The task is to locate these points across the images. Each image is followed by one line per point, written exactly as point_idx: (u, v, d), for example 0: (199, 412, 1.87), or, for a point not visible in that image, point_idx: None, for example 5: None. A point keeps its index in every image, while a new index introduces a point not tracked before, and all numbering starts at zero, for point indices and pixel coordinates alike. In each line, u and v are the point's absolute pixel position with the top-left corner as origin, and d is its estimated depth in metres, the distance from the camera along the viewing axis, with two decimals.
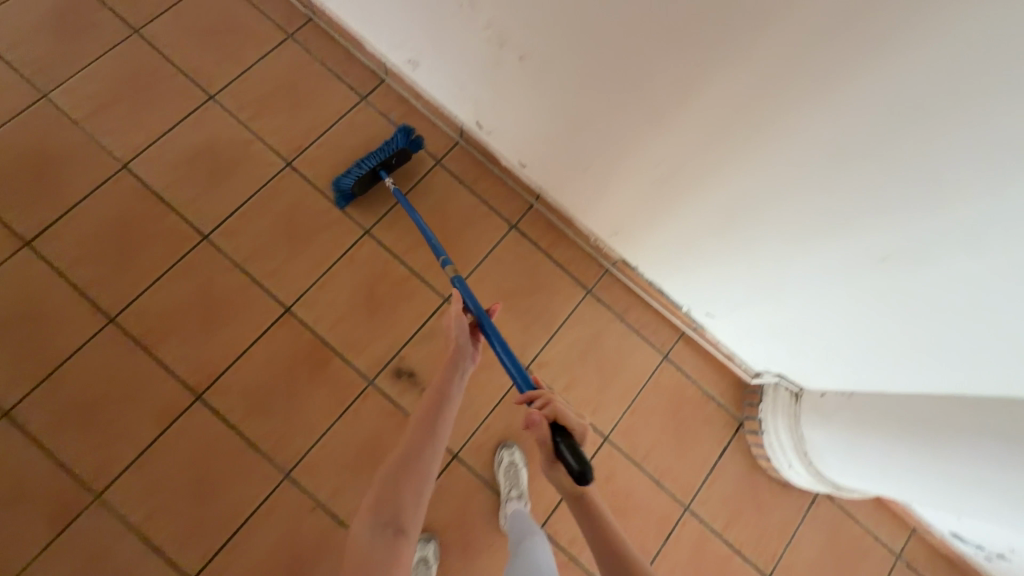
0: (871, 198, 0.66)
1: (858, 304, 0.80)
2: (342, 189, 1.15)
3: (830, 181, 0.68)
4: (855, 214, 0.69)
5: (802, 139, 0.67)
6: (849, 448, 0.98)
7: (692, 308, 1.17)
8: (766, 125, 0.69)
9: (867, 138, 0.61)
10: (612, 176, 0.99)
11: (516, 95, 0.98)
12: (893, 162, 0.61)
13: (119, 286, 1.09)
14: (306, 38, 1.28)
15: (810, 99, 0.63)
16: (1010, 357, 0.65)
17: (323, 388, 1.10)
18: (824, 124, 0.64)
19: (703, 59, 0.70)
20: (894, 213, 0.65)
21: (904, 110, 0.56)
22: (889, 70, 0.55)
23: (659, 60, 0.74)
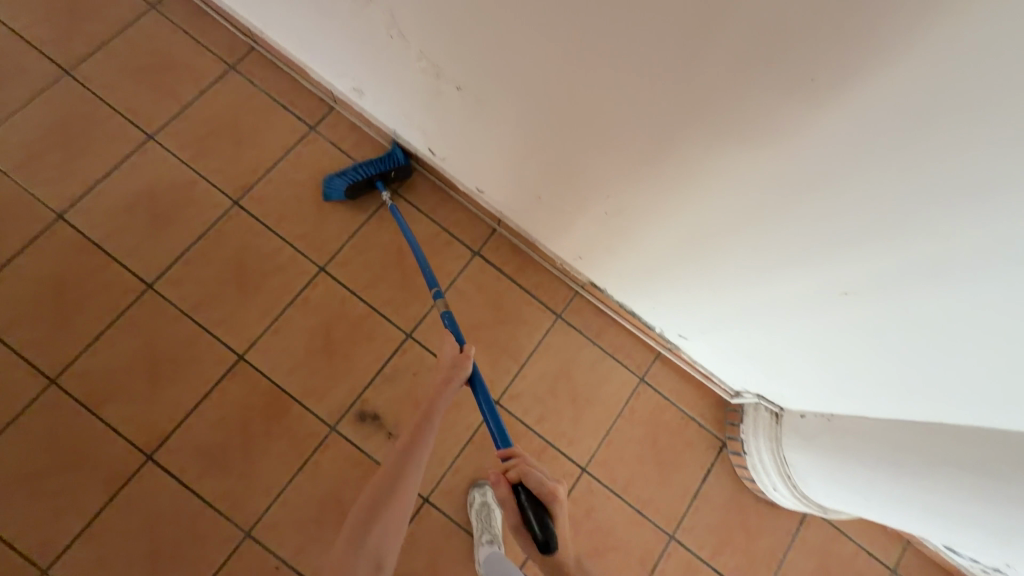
0: (836, 227, 0.61)
1: (823, 332, 0.77)
2: (332, 188, 1.13)
3: (781, 215, 0.65)
4: (821, 243, 0.65)
5: (747, 174, 0.64)
6: (832, 474, 0.93)
7: (666, 330, 1.12)
8: (710, 161, 0.66)
9: (811, 174, 0.58)
10: (572, 202, 0.94)
11: (462, 125, 0.93)
12: (854, 192, 0.56)
13: (60, 344, 1.04)
14: (248, 69, 1.22)
15: (748, 136, 0.60)
16: (982, 390, 0.62)
17: (282, 439, 1.05)
18: (777, 155, 0.59)
19: (637, 96, 0.65)
20: (849, 246, 0.62)
21: (846, 148, 0.53)
22: (824, 108, 0.51)
23: (594, 96, 0.70)
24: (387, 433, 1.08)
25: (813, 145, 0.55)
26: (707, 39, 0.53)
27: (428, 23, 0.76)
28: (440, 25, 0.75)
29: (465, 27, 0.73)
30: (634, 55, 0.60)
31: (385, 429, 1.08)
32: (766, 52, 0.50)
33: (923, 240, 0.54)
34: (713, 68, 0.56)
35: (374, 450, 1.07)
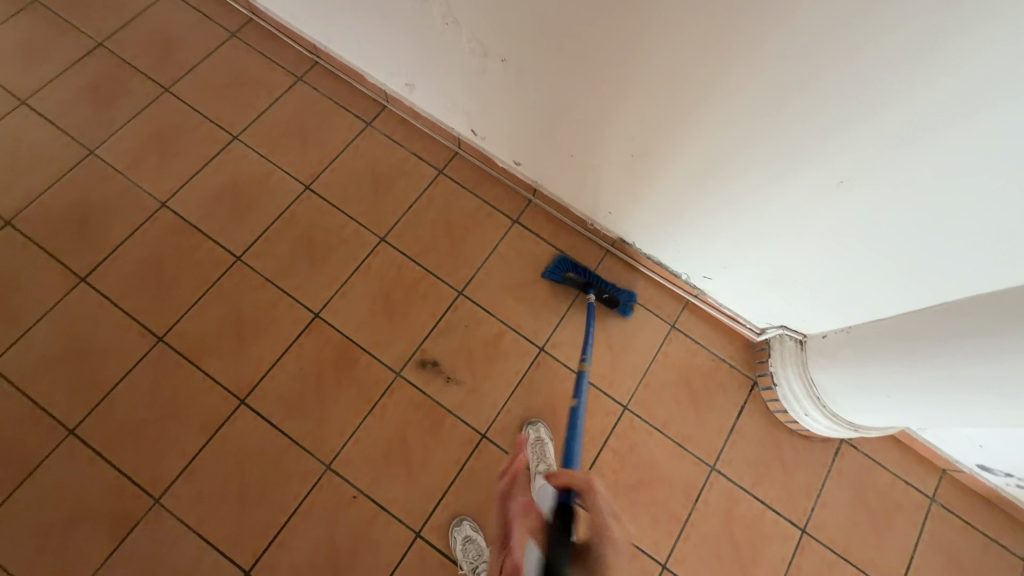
0: (827, 122, 0.74)
1: (830, 233, 0.88)
2: (561, 267, 1.27)
3: (778, 123, 0.78)
4: (817, 141, 0.77)
5: (746, 91, 0.77)
6: (857, 380, 1.02)
7: (691, 274, 1.23)
8: (715, 86, 0.79)
9: (798, 79, 0.71)
10: (598, 155, 1.08)
11: (503, 96, 1.10)
12: (838, 87, 0.69)
13: (164, 310, 1.21)
14: (312, 79, 1.43)
15: (742, 56, 0.73)
16: (971, 244, 0.74)
17: (354, 386, 1.19)
18: (771, 68, 0.72)
19: (648, 41, 0.79)
20: (839, 137, 0.74)
21: (824, 48, 0.65)
22: (799, 20, 0.64)
23: (612, 49, 0.84)
24: (446, 378, 1.21)
25: (799, 53, 0.68)
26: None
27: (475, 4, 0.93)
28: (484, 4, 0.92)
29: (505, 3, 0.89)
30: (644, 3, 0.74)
31: (443, 374, 1.21)
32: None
33: (901, 112, 0.67)
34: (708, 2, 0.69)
35: (435, 393, 1.19)
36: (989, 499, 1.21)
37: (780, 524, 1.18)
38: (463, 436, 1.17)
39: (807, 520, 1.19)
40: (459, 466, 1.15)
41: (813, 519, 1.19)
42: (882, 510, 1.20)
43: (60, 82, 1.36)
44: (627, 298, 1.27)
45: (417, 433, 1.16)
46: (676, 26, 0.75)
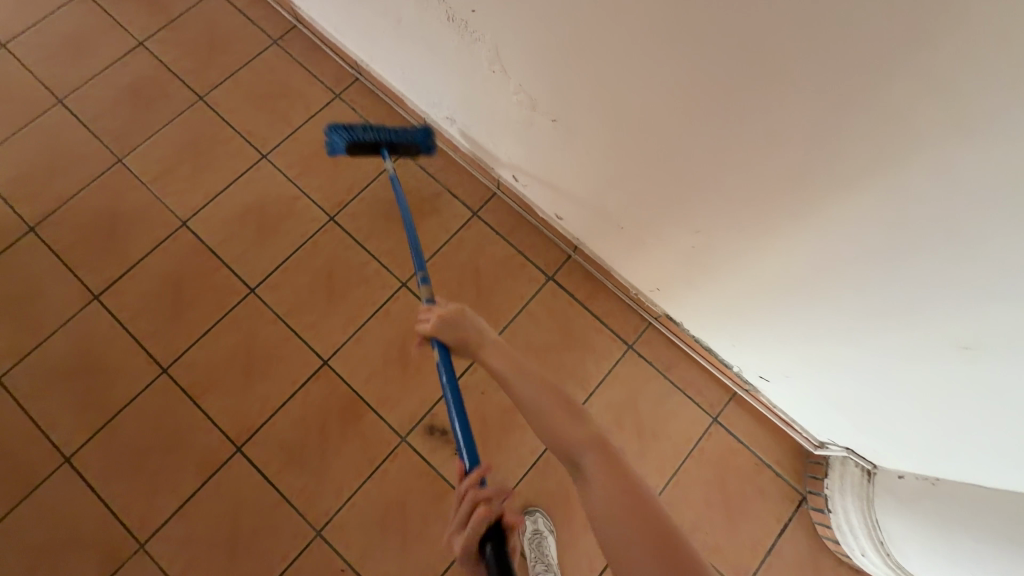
0: (964, 282, 0.57)
1: (934, 393, 0.71)
2: (333, 144, 1.08)
3: (888, 264, 0.62)
4: (943, 295, 0.60)
5: (853, 219, 0.61)
6: (937, 543, 0.85)
7: (744, 369, 1.06)
8: (814, 204, 0.64)
9: (930, 225, 0.55)
10: (654, 237, 0.93)
11: (552, 155, 0.96)
12: (991, 250, 0.52)
13: (173, 336, 1.15)
14: (352, 97, 1.33)
15: (857, 180, 0.58)
16: None
17: (356, 444, 1.10)
18: (906, 199, 0.55)
19: (735, 138, 0.65)
20: (972, 302, 0.58)
21: (976, 201, 0.50)
22: (947, 159, 0.49)
23: (689, 137, 0.70)
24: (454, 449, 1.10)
25: (951, 192, 0.51)
26: (845, 75, 0.51)
27: (535, 57, 0.79)
28: (545, 63, 0.78)
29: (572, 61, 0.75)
30: (751, 93, 0.59)
31: (451, 445, 1.10)
32: (912, 94, 0.48)
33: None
34: (823, 111, 0.55)
35: (441, 464, 1.09)
36: None
37: None
38: None
39: None
40: None
41: None
42: None
43: (97, 81, 1.31)
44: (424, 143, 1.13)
45: (416, 505, 1.07)
46: (788, 127, 0.59)
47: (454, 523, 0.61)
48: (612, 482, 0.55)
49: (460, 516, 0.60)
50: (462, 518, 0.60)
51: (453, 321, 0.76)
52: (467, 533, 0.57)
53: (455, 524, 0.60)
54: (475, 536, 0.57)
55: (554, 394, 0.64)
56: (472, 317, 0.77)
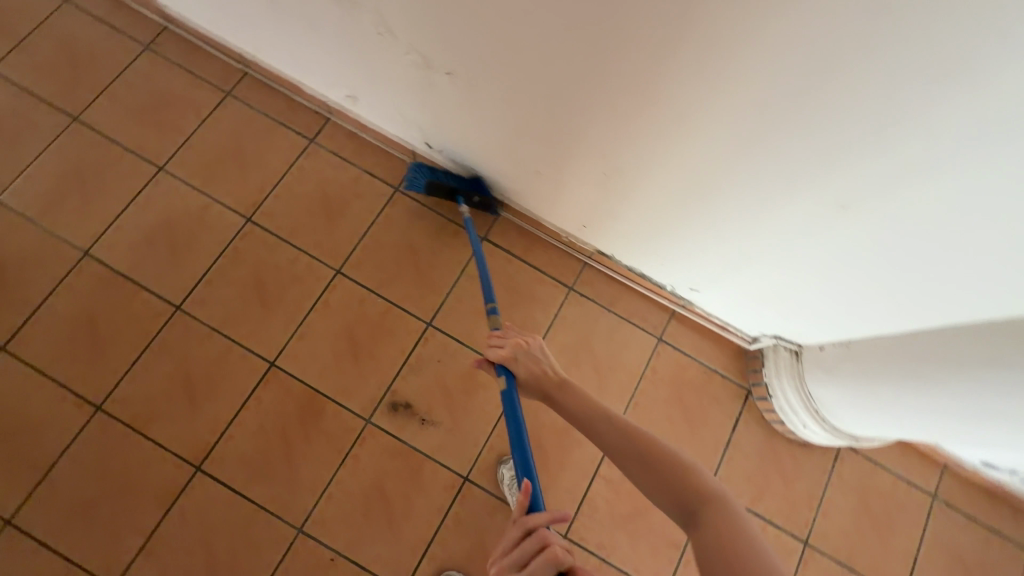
0: (827, 144, 0.63)
1: (833, 257, 0.79)
2: (414, 181, 1.10)
3: (762, 147, 0.68)
4: (813, 162, 0.66)
5: (721, 113, 0.67)
6: (858, 395, 0.95)
7: (676, 286, 1.14)
8: (686, 107, 0.69)
9: (782, 102, 0.60)
10: (568, 173, 0.97)
11: (456, 111, 0.96)
12: (837, 109, 0.58)
13: (99, 372, 1.08)
14: (245, 94, 1.27)
15: (712, 76, 0.62)
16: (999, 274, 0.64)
17: (320, 438, 1.09)
18: (761, 83, 0.60)
19: (604, 56, 0.68)
20: (838, 163, 0.64)
21: (809, 70, 0.55)
22: (775, 37, 0.54)
23: (567, 65, 0.73)
24: (421, 420, 1.12)
25: (795, 66, 0.55)
26: None
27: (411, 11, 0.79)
28: (420, 14, 0.78)
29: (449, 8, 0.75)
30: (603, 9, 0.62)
31: (418, 417, 1.12)
32: None
33: (922, 138, 0.55)
34: (664, 16, 0.58)
35: (412, 438, 1.10)
36: (989, 490, 1.20)
37: (784, 540, 1.14)
38: (444, 481, 1.09)
39: (809, 534, 1.14)
40: (443, 514, 1.07)
41: (815, 533, 1.15)
42: (885, 514, 1.17)
43: None
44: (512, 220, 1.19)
45: (394, 483, 1.08)
46: (650, 35, 0.62)
47: (516, 561, 0.53)
48: (725, 547, 0.50)
49: (528, 552, 0.53)
50: (530, 557, 0.53)
51: (528, 350, 0.80)
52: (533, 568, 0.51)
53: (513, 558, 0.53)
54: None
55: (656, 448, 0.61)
56: (546, 358, 0.80)
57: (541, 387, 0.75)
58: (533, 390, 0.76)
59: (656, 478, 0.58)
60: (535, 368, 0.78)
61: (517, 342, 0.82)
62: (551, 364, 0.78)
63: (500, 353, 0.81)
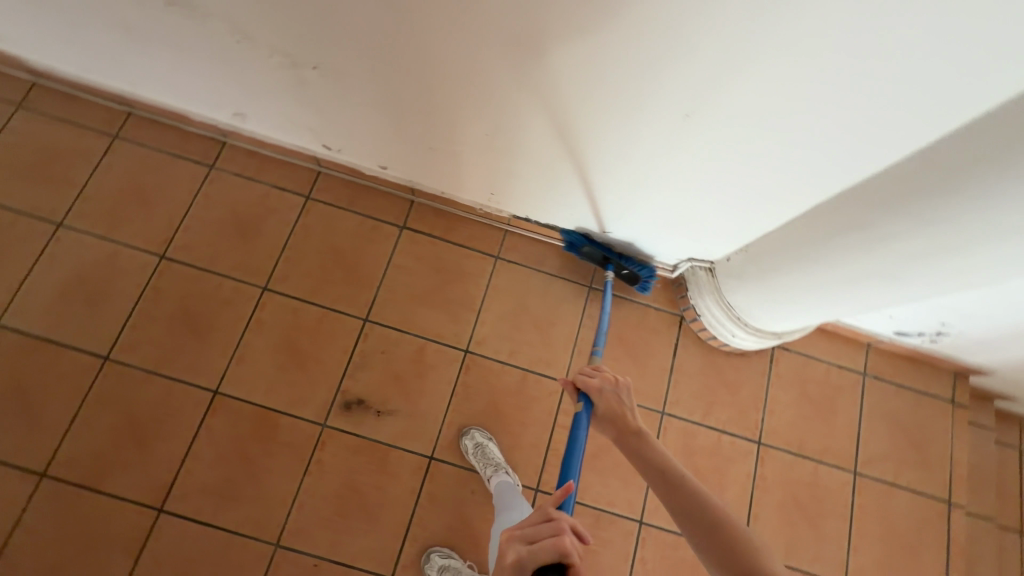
0: (647, 59, 0.66)
1: (699, 165, 0.83)
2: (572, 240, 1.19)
3: (598, 74, 0.71)
4: (643, 78, 0.69)
5: (550, 47, 0.69)
6: (764, 291, 1.02)
7: (591, 233, 1.20)
8: (518, 48, 0.71)
9: (592, 25, 0.63)
10: (455, 140, 0.99)
11: (335, 103, 0.98)
12: (637, 22, 0.61)
13: (37, 439, 1.06)
14: (133, 133, 1.25)
15: (525, 12, 0.65)
16: (830, 144, 0.68)
17: (280, 451, 1.09)
18: (567, 9, 0.62)
19: (429, 13, 0.70)
20: (663, 75, 0.67)
21: None
22: None
23: (403, 30, 0.75)
24: (377, 412, 1.14)
25: None
26: None
27: (253, 13, 0.80)
28: (259, 12, 0.79)
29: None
30: None
31: (373, 410, 1.14)
32: None
33: (714, 31, 0.58)
34: None
35: (371, 431, 1.12)
36: (912, 358, 1.31)
37: (739, 444, 1.22)
38: (411, 464, 1.12)
39: (760, 434, 1.23)
40: (416, 495, 1.10)
41: (766, 432, 1.24)
42: (824, 400, 1.27)
43: None
44: (648, 272, 1.19)
45: (362, 477, 1.10)
46: None
47: (524, 535, 0.55)
48: None
49: (539, 528, 0.55)
50: (538, 533, 0.55)
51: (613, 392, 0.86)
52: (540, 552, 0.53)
53: (529, 533, 0.55)
54: (542, 560, 0.52)
55: (725, 523, 0.66)
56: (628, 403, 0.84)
57: (618, 431, 0.81)
58: (608, 428, 0.83)
59: (720, 551, 0.64)
60: (615, 411, 0.83)
61: (605, 380, 0.87)
62: (631, 414, 0.82)
63: (588, 385, 0.86)
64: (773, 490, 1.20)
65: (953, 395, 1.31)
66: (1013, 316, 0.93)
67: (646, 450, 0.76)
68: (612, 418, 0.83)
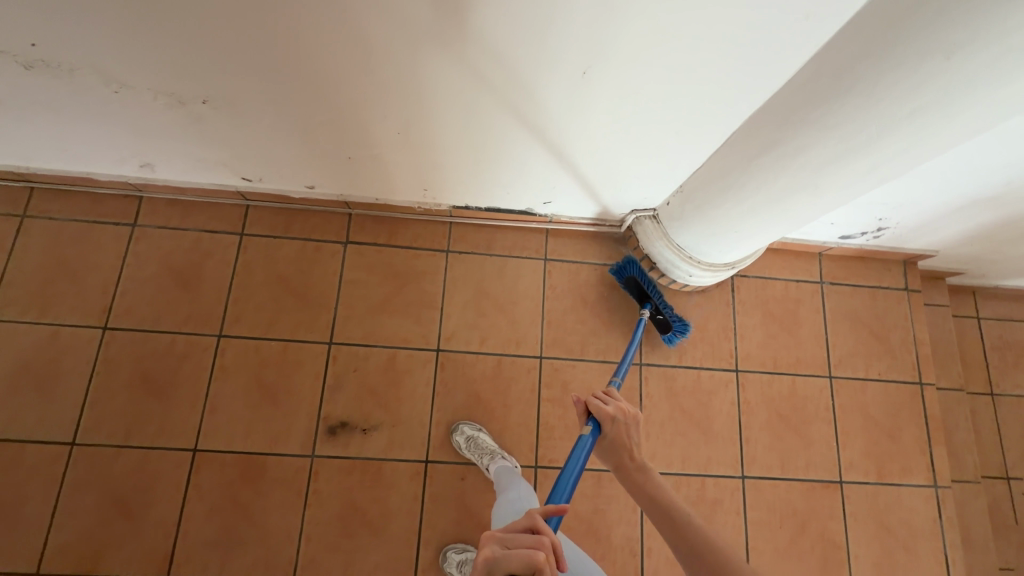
0: (527, 23, 0.65)
1: (612, 117, 0.83)
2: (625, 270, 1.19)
3: (485, 48, 0.70)
4: (529, 44, 0.68)
5: (430, 31, 0.67)
6: (706, 228, 1.03)
7: (533, 206, 1.20)
8: (401, 39, 0.69)
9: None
10: (371, 144, 0.97)
11: (239, 133, 0.95)
12: None
13: (23, 539, 1.04)
14: (41, 208, 1.19)
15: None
16: (726, 70, 0.69)
17: (275, 490, 1.09)
18: None
19: (300, 23, 0.67)
20: (548, 36, 0.66)
21: None
22: None
23: (280, 45, 0.72)
24: (362, 430, 1.13)
25: None
26: None
27: (121, 59, 0.76)
28: (127, 57, 0.75)
29: (129, 33, 0.70)
30: None
31: (358, 429, 1.13)
32: None
33: None
34: None
35: (360, 450, 1.12)
36: (862, 257, 1.36)
37: (718, 376, 1.26)
38: (407, 472, 1.12)
39: (736, 361, 1.27)
40: (420, 500, 1.11)
41: (740, 358, 1.28)
42: (788, 315, 1.32)
43: None
44: (680, 326, 1.17)
45: (362, 495, 1.10)
46: None
47: (505, 537, 0.57)
48: None
49: (519, 535, 0.57)
50: (518, 540, 0.56)
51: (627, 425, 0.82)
52: (513, 555, 0.54)
53: (508, 536, 0.57)
54: (513, 565, 0.54)
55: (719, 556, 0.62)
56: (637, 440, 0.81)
57: (620, 464, 0.78)
58: (609, 457, 0.80)
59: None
60: (621, 442, 0.80)
61: (620, 409, 0.83)
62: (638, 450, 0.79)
63: (601, 411, 0.82)
64: (759, 412, 1.25)
65: (906, 283, 1.37)
66: (940, 194, 0.97)
67: (651, 488, 0.72)
68: (614, 452, 0.80)
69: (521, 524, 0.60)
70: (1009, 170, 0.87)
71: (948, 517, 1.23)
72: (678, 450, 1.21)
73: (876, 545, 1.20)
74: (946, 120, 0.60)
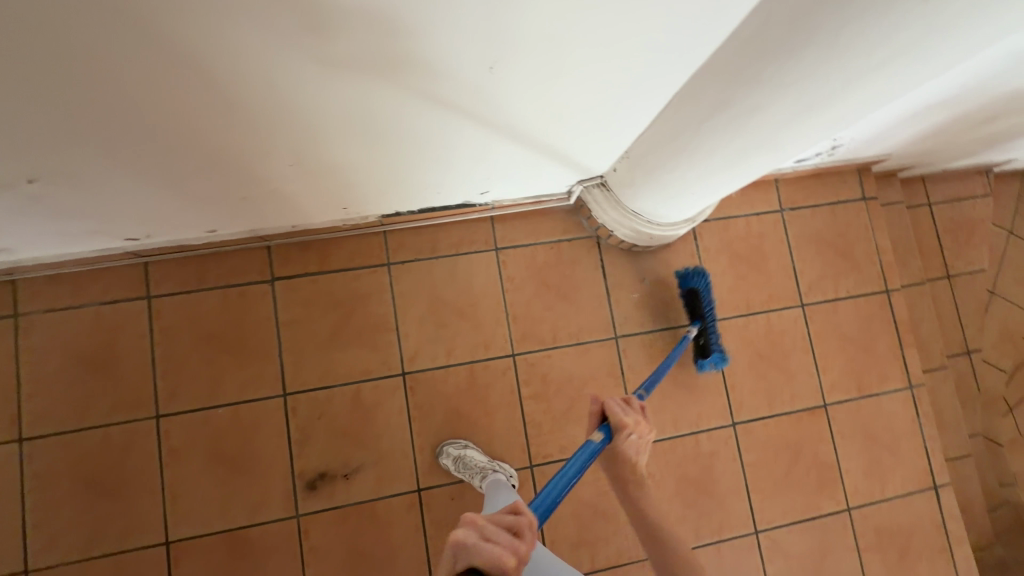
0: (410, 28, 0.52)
1: (536, 100, 0.71)
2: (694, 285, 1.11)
3: (367, 60, 0.57)
4: (418, 47, 0.56)
5: (294, 54, 0.54)
6: (659, 194, 0.94)
7: (470, 198, 1.07)
8: (260, 67, 0.55)
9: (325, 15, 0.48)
10: (265, 178, 0.82)
11: (97, 199, 0.78)
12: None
13: None
14: None
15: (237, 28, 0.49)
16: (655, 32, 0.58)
17: (267, 560, 1.03)
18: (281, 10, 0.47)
19: (115, 74, 0.52)
20: (439, 36, 0.54)
21: None
22: None
23: (102, 103, 0.56)
24: (344, 476, 1.06)
25: None
26: None
27: None
28: None
29: None
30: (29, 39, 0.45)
31: (339, 476, 1.06)
32: None
33: None
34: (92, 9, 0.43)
35: (348, 496, 1.06)
36: (817, 175, 1.31)
37: None
38: (402, 505, 1.07)
39: None
40: (422, 529, 1.07)
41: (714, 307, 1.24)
42: (754, 252, 1.27)
43: None
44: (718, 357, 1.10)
45: (361, 540, 1.05)
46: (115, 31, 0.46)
47: (488, 527, 0.47)
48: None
49: (500, 529, 0.48)
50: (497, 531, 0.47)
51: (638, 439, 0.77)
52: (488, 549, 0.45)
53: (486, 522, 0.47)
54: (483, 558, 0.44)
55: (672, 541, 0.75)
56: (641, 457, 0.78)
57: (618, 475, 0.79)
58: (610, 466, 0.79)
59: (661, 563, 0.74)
60: (625, 455, 0.77)
61: (637, 424, 0.77)
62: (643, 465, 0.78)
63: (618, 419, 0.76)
64: (739, 356, 1.24)
65: (864, 192, 1.33)
66: (895, 111, 0.90)
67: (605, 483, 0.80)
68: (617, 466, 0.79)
69: (504, 516, 0.50)
70: (968, 80, 0.79)
71: (925, 413, 1.29)
72: (668, 414, 1.19)
73: (865, 454, 1.25)
74: (917, 66, 0.52)
